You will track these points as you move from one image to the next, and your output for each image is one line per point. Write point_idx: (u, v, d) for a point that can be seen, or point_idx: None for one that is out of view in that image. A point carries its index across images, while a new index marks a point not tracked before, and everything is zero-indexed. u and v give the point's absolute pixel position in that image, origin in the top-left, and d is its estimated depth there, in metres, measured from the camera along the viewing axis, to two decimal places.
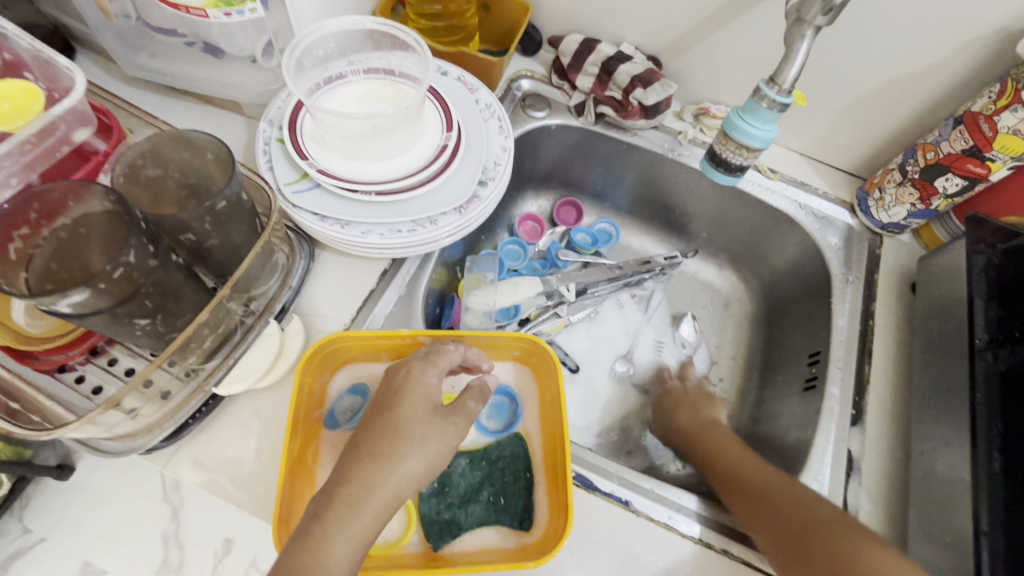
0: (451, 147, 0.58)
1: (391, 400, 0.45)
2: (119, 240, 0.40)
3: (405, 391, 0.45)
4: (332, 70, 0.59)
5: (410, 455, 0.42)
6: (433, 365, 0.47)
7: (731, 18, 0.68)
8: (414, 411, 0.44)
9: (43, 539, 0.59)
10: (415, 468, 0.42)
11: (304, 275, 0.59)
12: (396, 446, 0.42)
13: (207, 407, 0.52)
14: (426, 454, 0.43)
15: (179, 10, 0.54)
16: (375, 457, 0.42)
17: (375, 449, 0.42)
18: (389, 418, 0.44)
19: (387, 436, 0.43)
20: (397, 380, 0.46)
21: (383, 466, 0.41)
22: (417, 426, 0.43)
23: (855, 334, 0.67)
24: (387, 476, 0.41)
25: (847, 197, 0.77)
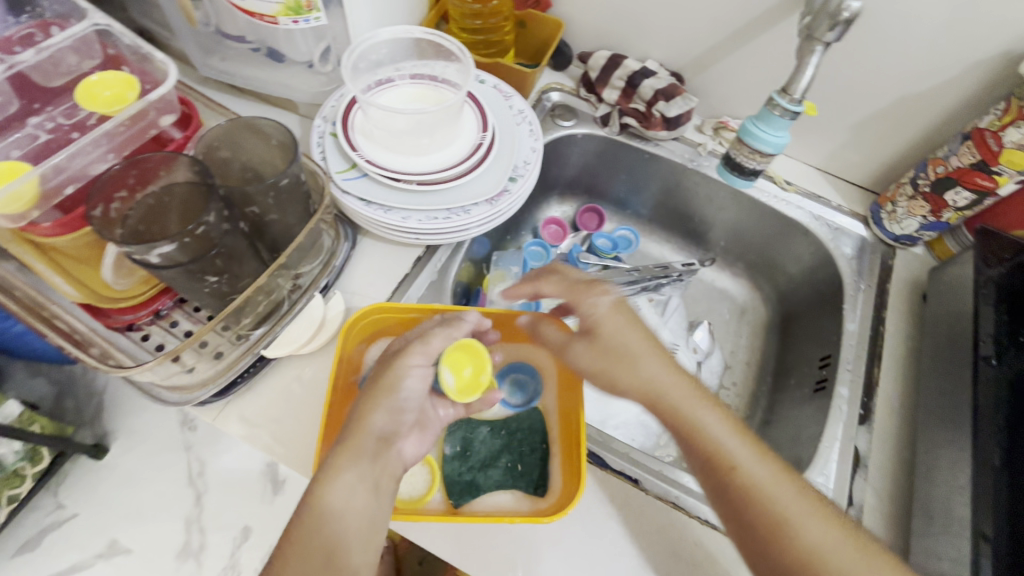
0: (485, 146, 0.64)
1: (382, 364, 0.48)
2: (199, 206, 0.46)
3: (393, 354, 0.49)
4: (382, 74, 0.66)
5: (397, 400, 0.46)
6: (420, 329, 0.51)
7: (751, 38, 0.73)
8: (402, 368, 0.47)
9: (75, 514, 0.78)
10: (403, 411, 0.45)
11: (347, 258, 0.64)
12: (373, 394, 0.46)
13: (254, 369, 0.57)
14: (403, 395, 0.47)
15: (253, 18, 0.61)
16: (367, 403, 0.46)
17: (370, 404, 0.46)
18: (379, 379, 0.47)
19: (377, 392, 0.46)
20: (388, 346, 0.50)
21: (374, 416, 0.45)
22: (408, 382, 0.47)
23: (865, 339, 0.70)
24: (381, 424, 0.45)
25: (861, 210, 0.80)
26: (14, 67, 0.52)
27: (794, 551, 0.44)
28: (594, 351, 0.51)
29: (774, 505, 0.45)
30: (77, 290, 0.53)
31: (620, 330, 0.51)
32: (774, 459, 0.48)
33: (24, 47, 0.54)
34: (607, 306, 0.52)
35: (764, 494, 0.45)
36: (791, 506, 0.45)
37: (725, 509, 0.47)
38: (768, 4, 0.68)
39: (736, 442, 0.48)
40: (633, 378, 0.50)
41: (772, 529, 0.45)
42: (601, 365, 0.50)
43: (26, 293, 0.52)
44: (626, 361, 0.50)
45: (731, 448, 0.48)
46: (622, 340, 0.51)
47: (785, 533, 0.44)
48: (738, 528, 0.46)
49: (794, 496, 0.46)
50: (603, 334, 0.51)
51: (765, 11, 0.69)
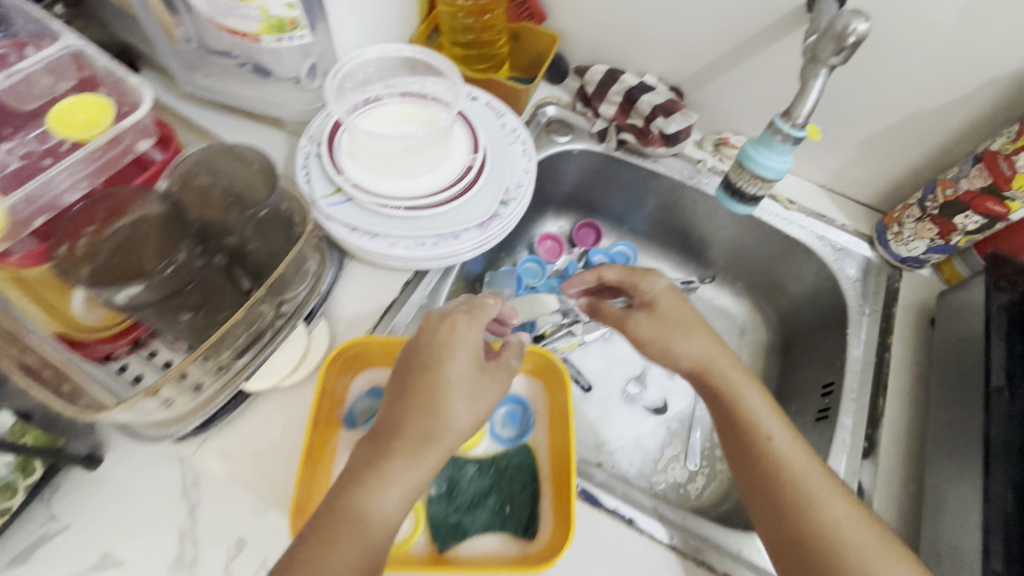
0: (476, 168, 0.62)
1: (439, 359, 0.48)
2: (172, 241, 0.46)
3: (453, 348, 0.48)
4: (369, 92, 0.63)
5: (460, 409, 0.47)
6: (477, 322, 0.51)
7: (753, 54, 0.70)
8: (463, 367, 0.48)
9: (65, 533, 0.51)
10: (460, 414, 0.46)
11: (333, 283, 0.62)
12: (445, 395, 0.46)
13: (234, 403, 0.55)
14: (468, 405, 0.47)
15: (234, 36, 0.58)
16: (428, 409, 0.46)
17: (429, 404, 0.46)
18: (438, 376, 0.47)
19: (439, 393, 0.46)
20: (442, 332, 0.49)
21: (434, 418, 0.46)
22: (468, 386, 0.48)
23: (870, 366, 0.67)
24: (438, 428, 0.45)
25: (865, 229, 0.78)
26: None
27: (816, 526, 0.48)
28: (654, 320, 0.61)
29: (807, 486, 0.50)
30: (51, 319, 0.51)
31: (675, 308, 0.61)
32: (809, 451, 0.52)
33: None
34: (664, 286, 0.64)
35: (795, 472, 0.50)
36: (818, 487, 0.50)
37: (752, 477, 0.53)
38: (772, 19, 0.66)
39: (774, 420, 0.54)
40: (693, 348, 0.58)
41: (798, 505, 0.49)
42: (662, 332, 0.59)
43: None
44: (680, 330, 0.59)
45: (769, 422, 0.54)
46: (676, 316, 0.60)
47: (808, 513, 0.49)
48: (760, 496, 0.52)
49: (820, 478, 0.50)
50: (662, 308, 0.61)
51: (768, 26, 0.67)
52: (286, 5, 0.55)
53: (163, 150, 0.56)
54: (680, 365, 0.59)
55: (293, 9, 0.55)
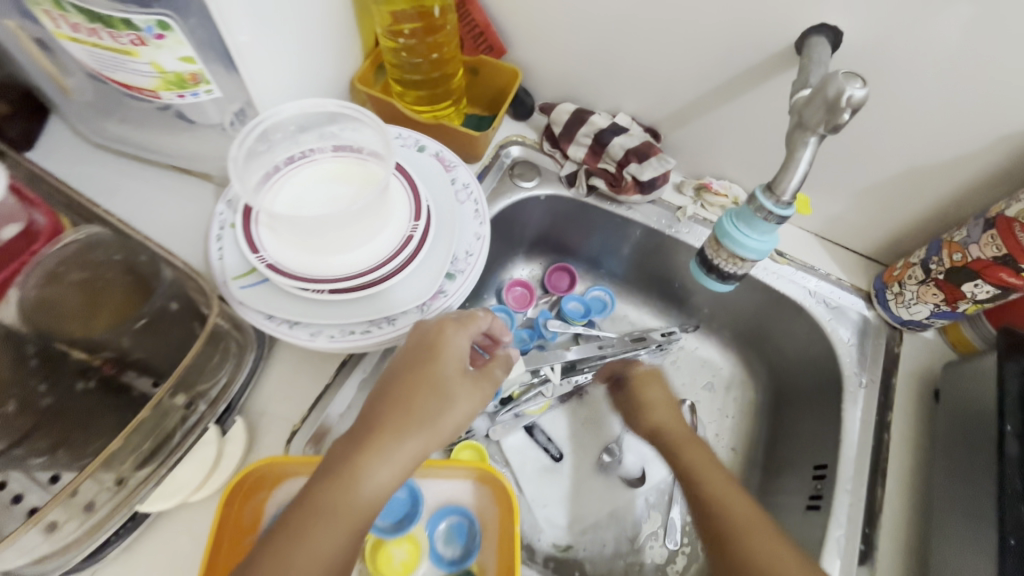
0: (417, 238, 0.53)
1: (422, 358, 0.45)
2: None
3: (438, 350, 0.45)
4: (298, 146, 0.55)
5: (443, 413, 0.43)
6: (467, 326, 0.47)
7: (735, 95, 0.62)
8: (446, 369, 0.45)
9: None
10: (440, 415, 0.43)
11: (255, 370, 0.55)
12: (426, 392, 0.43)
13: (131, 524, 0.47)
14: (449, 412, 0.43)
15: (131, 91, 0.51)
16: (408, 410, 0.43)
17: (407, 403, 0.43)
18: (419, 375, 0.44)
19: (417, 393, 0.43)
20: (428, 335, 0.46)
21: (410, 419, 0.42)
22: (450, 390, 0.44)
23: (868, 449, 0.60)
24: (414, 427, 0.42)
25: (862, 284, 0.70)
26: None
27: (745, 552, 0.50)
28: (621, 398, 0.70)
29: (728, 505, 0.53)
30: None
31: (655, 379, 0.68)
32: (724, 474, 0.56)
33: None
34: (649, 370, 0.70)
35: (720, 501, 0.53)
36: (740, 508, 0.53)
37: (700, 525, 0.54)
38: (756, 59, 0.58)
39: (699, 458, 0.58)
40: (666, 416, 0.64)
41: (729, 535, 0.51)
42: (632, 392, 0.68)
43: None
44: (650, 384, 0.68)
45: (697, 463, 0.58)
46: (664, 391, 0.67)
47: (739, 540, 0.51)
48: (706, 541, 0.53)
49: (737, 496, 0.54)
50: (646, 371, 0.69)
51: (752, 66, 0.59)
52: (182, 59, 0.46)
53: (41, 211, 0.47)
54: (644, 427, 0.65)
55: (193, 62, 0.47)
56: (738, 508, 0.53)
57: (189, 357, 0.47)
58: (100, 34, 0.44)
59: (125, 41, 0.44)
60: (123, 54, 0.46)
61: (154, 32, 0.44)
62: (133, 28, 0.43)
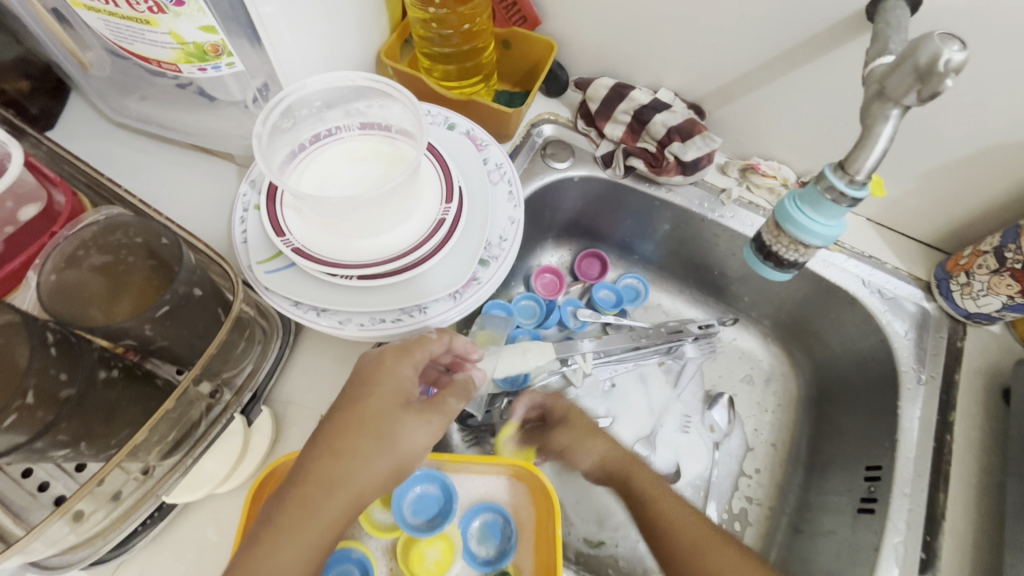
0: (449, 221, 0.50)
1: (359, 394, 0.42)
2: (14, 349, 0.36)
3: (376, 382, 0.42)
4: (324, 124, 0.53)
5: (377, 453, 0.39)
6: (413, 354, 0.44)
7: (791, 68, 0.57)
8: (381, 404, 0.41)
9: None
10: (376, 455, 0.39)
11: (282, 358, 0.53)
12: (356, 433, 0.40)
13: (159, 513, 0.46)
14: (383, 451, 0.40)
15: (150, 64, 0.48)
16: (336, 455, 0.39)
17: (338, 447, 0.39)
18: (353, 413, 0.41)
19: (348, 435, 0.40)
20: (367, 368, 0.43)
21: (338, 465, 0.39)
22: (386, 428, 0.40)
23: (928, 451, 0.56)
24: (345, 474, 0.39)
25: (922, 273, 0.65)
26: None
27: None
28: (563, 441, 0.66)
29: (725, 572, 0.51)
30: None
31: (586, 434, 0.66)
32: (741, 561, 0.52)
33: None
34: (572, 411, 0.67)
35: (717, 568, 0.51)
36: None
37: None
38: (818, 27, 0.53)
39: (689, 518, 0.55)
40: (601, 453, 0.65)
41: None
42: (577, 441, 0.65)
43: None
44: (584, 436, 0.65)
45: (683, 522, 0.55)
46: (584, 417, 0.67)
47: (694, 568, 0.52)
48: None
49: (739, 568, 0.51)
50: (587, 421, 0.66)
51: (813, 36, 0.54)
52: (203, 28, 0.43)
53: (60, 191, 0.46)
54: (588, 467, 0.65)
55: (213, 32, 0.44)
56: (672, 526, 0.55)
57: (209, 350, 0.42)
58: (117, 2, 0.41)
59: (143, 9, 0.42)
60: (141, 23, 0.43)
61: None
62: None
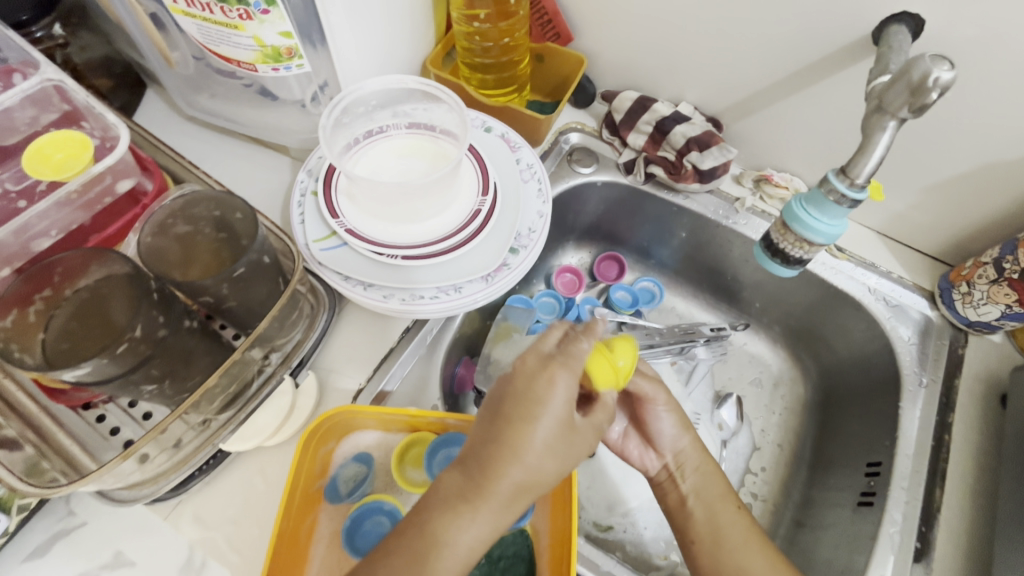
0: (484, 212, 0.56)
1: (525, 408, 0.39)
2: (129, 301, 0.40)
3: (544, 398, 0.39)
4: (375, 122, 0.59)
5: (541, 453, 0.38)
6: (576, 368, 0.40)
7: (803, 85, 0.62)
8: (555, 406, 0.39)
9: (84, 524, 0.50)
10: (535, 472, 0.38)
11: (327, 330, 0.58)
12: (518, 424, 0.38)
13: (213, 461, 0.51)
14: (544, 445, 0.38)
15: (230, 64, 0.55)
16: (506, 449, 0.38)
17: (509, 443, 0.38)
18: (521, 406, 0.39)
19: (514, 453, 0.38)
20: (538, 384, 0.39)
21: (508, 468, 0.38)
22: (554, 435, 0.39)
23: (927, 449, 0.59)
24: (517, 471, 0.38)
25: (926, 284, 0.69)
26: None
27: None
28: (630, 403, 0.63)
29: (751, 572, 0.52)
30: None
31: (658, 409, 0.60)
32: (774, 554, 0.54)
33: None
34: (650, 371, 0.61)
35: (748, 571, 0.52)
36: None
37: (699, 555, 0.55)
38: (829, 49, 0.58)
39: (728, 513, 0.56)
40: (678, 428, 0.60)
41: None
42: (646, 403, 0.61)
43: None
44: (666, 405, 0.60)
45: (724, 518, 0.56)
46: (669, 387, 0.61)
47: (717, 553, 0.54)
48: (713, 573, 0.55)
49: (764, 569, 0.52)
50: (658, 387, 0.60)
51: (824, 57, 0.59)
52: (282, 33, 0.50)
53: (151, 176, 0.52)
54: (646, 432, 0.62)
55: (290, 37, 0.51)
56: (716, 528, 0.56)
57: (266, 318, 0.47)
58: (212, 9, 0.48)
59: (234, 15, 0.48)
60: (230, 28, 0.50)
61: (261, 7, 0.48)
62: (244, 3, 0.47)
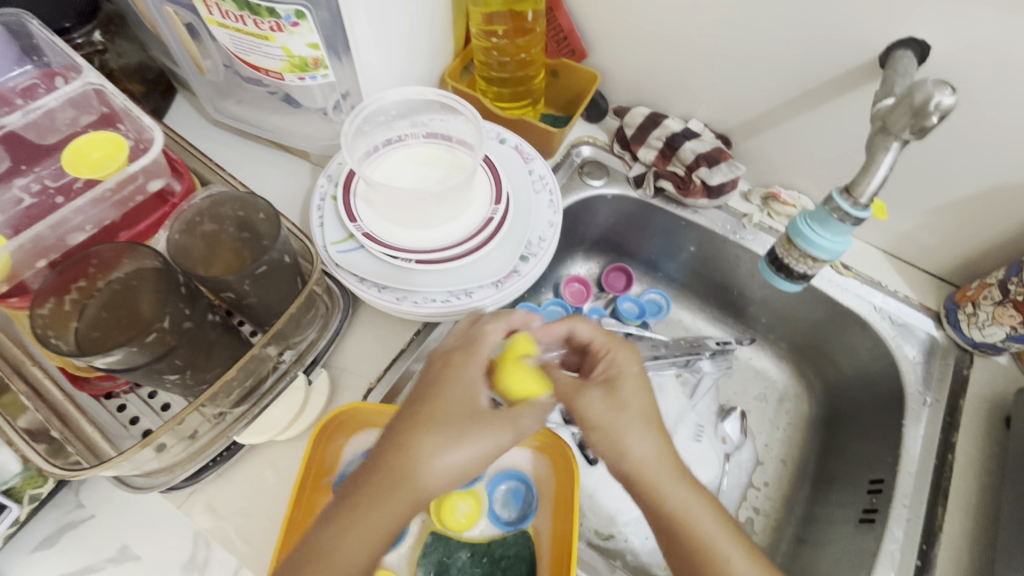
0: (497, 220, 0.58)
1: (413, 408, 0.43)
2: (159, 295, 0.43)
3: (446, 381, 0.44)
4: (394, 131, 0.61)
5: (444, 449, 0.41)
6: (471, 367, 0.45)
7: (812, 106, 0.64)
8: (447, 403, 0.43)
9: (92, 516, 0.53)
10: (435, 468, 0.40)
11: (341, 329, 0.60)
12: (416, 420, 0.42)
13: (227, 453, 0.53)
14: (447, 443, 0.41)
15: (259, 72, 0.57)
16: (400, 446, 0.41)
17: (398, 439, 0.41)
18: (414, 407, 0.43)
19: (413, 435, 0.41)
20: (435, 369, 0.45)
21: (410, 463, 0.40)
22: (453, 431, 0.41)
23: (929, 467, 0.59)
24: (412, 466, 0.40)
25: (932, 303, 0.69)
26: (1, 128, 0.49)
27: None
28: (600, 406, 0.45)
29: None
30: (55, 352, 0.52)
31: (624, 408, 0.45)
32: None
33: (25, 98, 0.53)
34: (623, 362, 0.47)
35: None
36: None
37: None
38: (838, 71, 0.59)
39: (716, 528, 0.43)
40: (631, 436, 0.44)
41: None
42: (613, 412, 0.44)
43: (7, 351, 0.52)
44: (636, 415, 0.44)
45: (714, 537, 0.43)
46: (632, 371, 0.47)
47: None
48: None
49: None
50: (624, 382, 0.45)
51: (833, 79, 0.60)
52: (310, 45, 0.53)
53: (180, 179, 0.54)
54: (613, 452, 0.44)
55: (317, 48, 0.53)
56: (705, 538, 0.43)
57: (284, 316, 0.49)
58: (246, 20, 0.51)
59: (265, 27, 0.51)
60: (261, 38, 0.52)
61: (291, 20, 0.50)
62: (276, 16, 0.49)
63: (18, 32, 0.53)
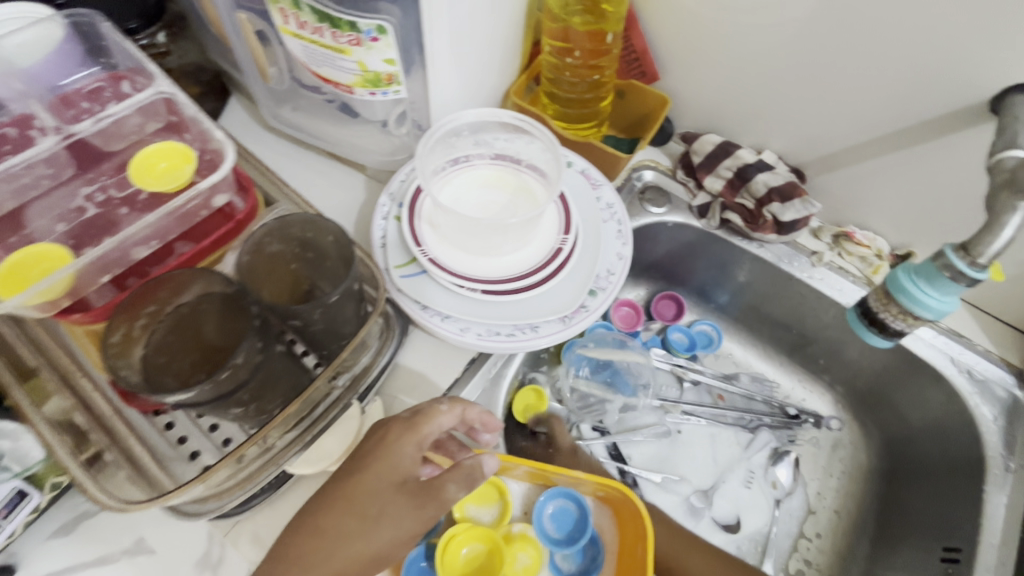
0: (566, 252, 0.55)
1: (342, 492, 0.44)
2: (234, 324, 0.41)
3: (380, 458, 0.45)
4: (460, 151, 0.59)
5: (364, 534, 0.43)
6: (408, 439, 0.45)
7: (904, 146, 0.60)
8: (375, 483, 0.44)
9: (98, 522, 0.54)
10: (348, 551, 0.42)
11: (395, 356, 0.56)
12: (345, 505, 0.43)
13: (277, 481, 0.50)
14: (374, 535, 0.43)
15: (328, 84, 0.55)
16: (320, 530, 0.43)
17: (322, 524, 0.43)
18: (344, 487, 0.44)
19: (333, 512, 0.43)
20: (372, 442, 0.46)
21: (330, 545, 0.42)
22: (374, 507, 0.43)
23: (1012, 541, 0.56)
24: (329, 553, 0.42)
25: (1014, 359, 0.65)
26: (71, 136, 0.49)
27: None
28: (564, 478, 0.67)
29: None
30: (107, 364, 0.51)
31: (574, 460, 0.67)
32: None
33: (92, 101, 0.52)
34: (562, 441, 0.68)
35: None
36: None
37: None
38: (938, 112, 0.56)
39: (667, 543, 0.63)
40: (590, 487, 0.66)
41: None
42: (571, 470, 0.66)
43: (58, 361, 0.51)
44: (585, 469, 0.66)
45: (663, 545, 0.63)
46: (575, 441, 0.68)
47: None
48: None
49: None
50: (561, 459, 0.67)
51: (931, 119, 0.57)
52: (386, 61, 0.50)
53: (243, 196, 0.52)
54: None
55: (393, 64, 0.51)
56: None
57: (347, 347, 0.46)
58: (324, 33, 0.48)
59: (343, 40, 0.49)
60: (337, 52, 0.50)
61: (372, 35, 0.48)
62: (357, 30, 0.47)
63: (88, 34, 0.51)
